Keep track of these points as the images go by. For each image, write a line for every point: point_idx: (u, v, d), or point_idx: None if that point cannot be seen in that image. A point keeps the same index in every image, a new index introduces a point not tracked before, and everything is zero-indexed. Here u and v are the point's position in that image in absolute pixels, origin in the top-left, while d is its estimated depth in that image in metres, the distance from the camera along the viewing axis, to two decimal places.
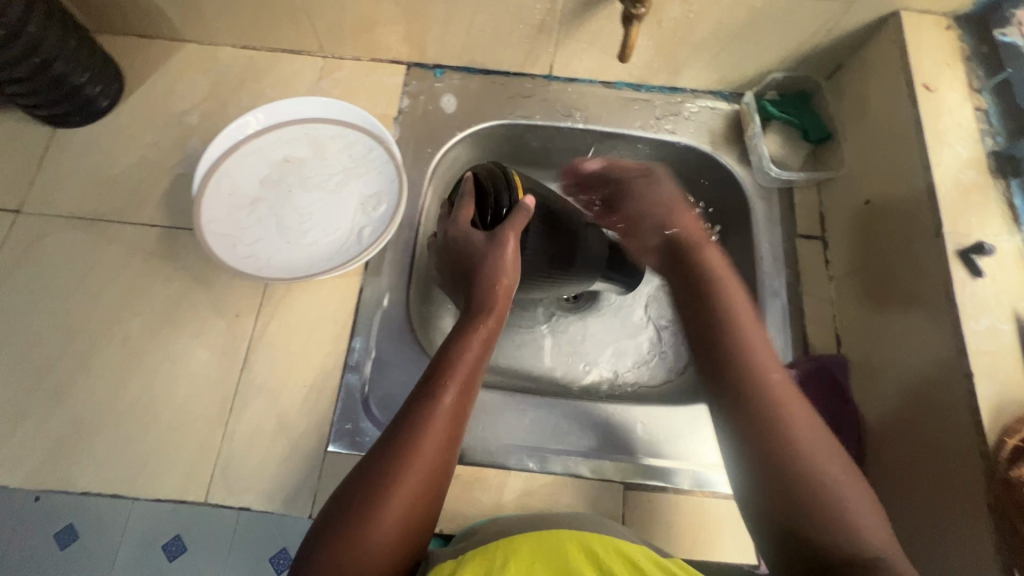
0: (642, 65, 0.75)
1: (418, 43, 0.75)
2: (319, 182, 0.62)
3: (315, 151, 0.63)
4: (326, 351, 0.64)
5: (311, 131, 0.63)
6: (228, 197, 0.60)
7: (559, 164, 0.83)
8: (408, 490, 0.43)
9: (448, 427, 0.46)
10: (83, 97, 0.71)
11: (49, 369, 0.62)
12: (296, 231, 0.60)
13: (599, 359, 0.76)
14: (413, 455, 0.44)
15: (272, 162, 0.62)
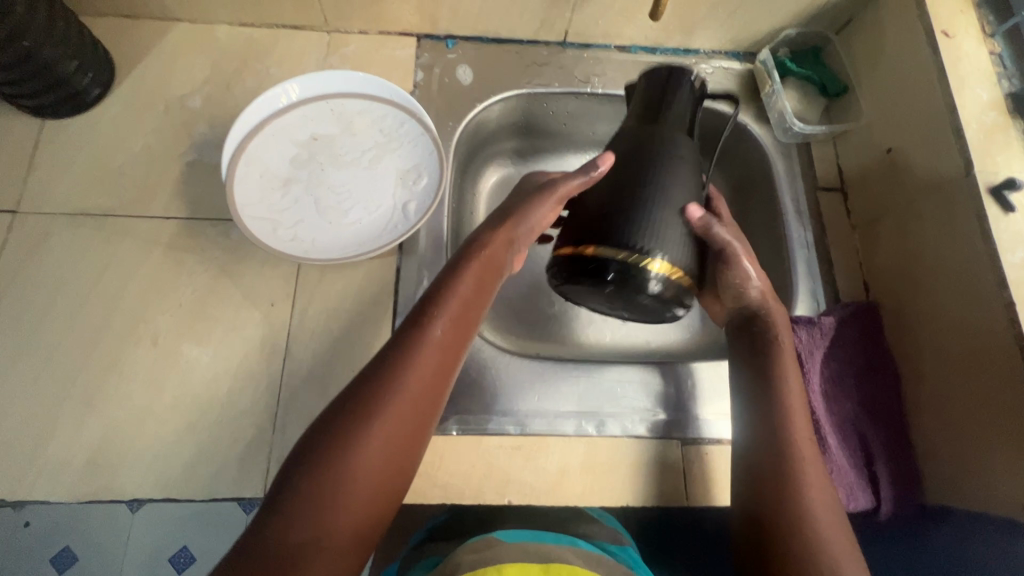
0: (659, 26, 0.75)
1: (431, 12, 0.73)
2: (352, 159, 0.60)
3: (345, 126, 0.61)
4: (370, 334, 0.62)
5: (339, 105, 0.61)
6: (260, 178, 0.57)
7: (578, 133, 0.83)
8: (396, 407, 0.46)
9: (432, 366, 0.49)
10: (75, 85, 0.66)
11: (75, 376, 0.58)
12: (336, 212, 0.58)
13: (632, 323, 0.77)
14: (402, 381, 0.47)
15: (300, 141, 0.59)
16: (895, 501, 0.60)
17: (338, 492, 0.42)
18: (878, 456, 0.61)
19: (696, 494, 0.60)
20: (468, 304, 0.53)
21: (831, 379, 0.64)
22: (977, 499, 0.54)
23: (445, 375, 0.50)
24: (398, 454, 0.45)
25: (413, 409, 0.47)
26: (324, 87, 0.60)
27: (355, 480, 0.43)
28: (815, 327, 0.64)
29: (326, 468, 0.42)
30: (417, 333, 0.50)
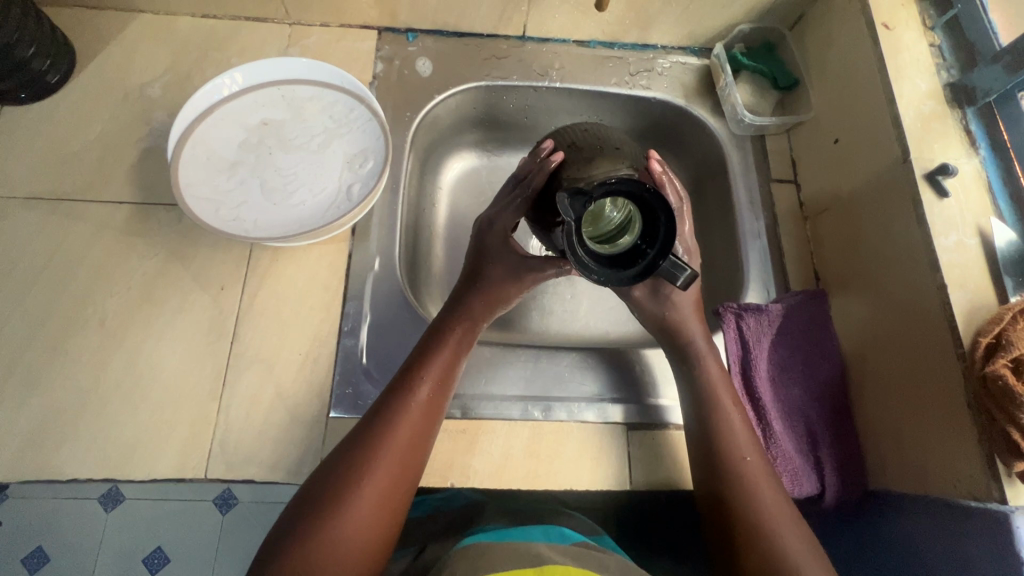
0: (615, 21, 0.76)
1: (389, 5, 0.74)
2: (300, 143, 0.60)
3: (294, 112, 0.61)
4: (319, 318, 0.63)
5: (289, 91, 0.62)
6: (205, 160, 0.58)
7: (536, 128, 0.84)
8: (376, 472, 0.48)
9: (412, 428, 0.51)
10: (32, 71, 0.66)
11: (20, 357, 0.58)
12: (281, 194, 0.58)
13: (590, 314, 0.77)
14: (382, 447, 0.49)
15: (249, 125, 0.60)
16: (839, 487, 0.60)
17: (317, 556, 0.43)
18: (823, 441, 0.61)
19: (640, 478, 0.60)
20: (450, 367, 0.55)
21: (779, 365, 0.65)
22: (915, 481, 0.54)
23: (423, 437, 0.51)
24: (375, 515, 0.46)
25: (394, 469, 0.48)
26: (275, 73, 0.61)
27: (336, 543, 0.44)
28: (762, 314, 0.65)
29: (305, 534, 0.44)
30: (402, 393, 0.52)
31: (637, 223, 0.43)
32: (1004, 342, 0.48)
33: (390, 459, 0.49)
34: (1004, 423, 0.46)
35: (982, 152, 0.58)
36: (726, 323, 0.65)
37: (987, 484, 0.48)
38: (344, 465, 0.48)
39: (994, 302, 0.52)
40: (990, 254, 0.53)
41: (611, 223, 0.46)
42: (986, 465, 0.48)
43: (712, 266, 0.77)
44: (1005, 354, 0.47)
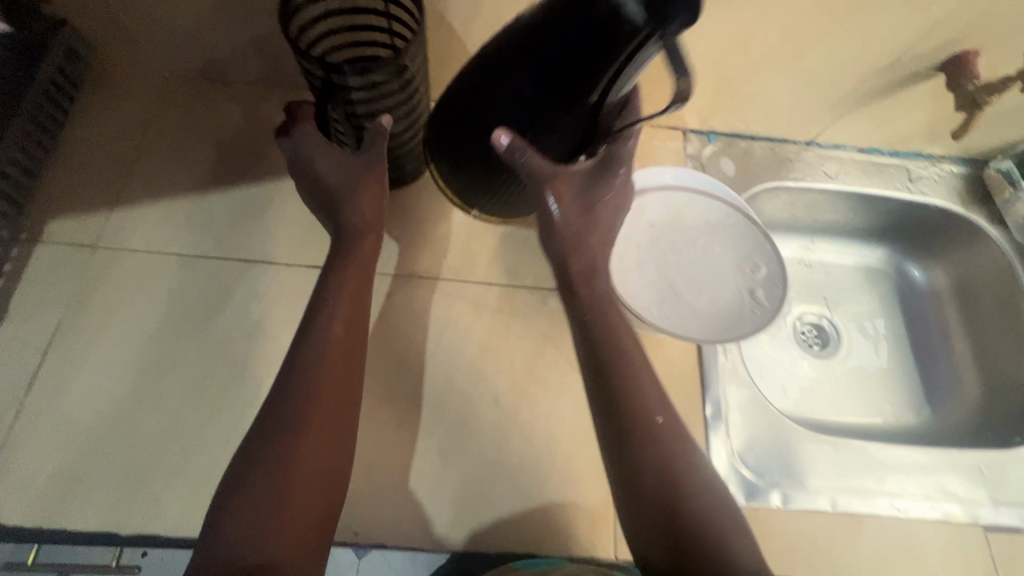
0: (906, 135, 0.84)
1: (707, 113, 0.82)
2: (688, 246, 0.67)
3: (676, 217, 0.68)
4: (684, 404, 0.67)
5: (669, 198, 0.68)
6: (619, 260, 0.65)
7: (803, 222, 0.92)
8: (308, 431, 0.49)
9: (315, 375, 0.52)
10: (411, 159, 0.72)
11: (431, 429, 0.64)
12: (690, 294, 0.63)
13: (864, 408, 0.86)
14: (308, 401, 0.50)
15: (642, 230, 0.67)
16: None
17: (275, 509, 0.46)
18: None
19: None
20: (347, 351, 0.54)
21: None
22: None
23: (348, 387, 0.53)
24: (319, 468, 0.49)
25: (298, 428, 0.49)
26: (659, 181, 0.68)
27: (293, 500, 0.46)
28: None
29: (234, 490, 0.46)
30: (314, 368, 0.52)
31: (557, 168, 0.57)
32: None
33: (320, 445, 0.49)
34: None
35: None
36: None
37: None
38: (277, 418, 0.50)
39: None
40: None
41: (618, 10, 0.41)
42: None
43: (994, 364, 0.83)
44: None
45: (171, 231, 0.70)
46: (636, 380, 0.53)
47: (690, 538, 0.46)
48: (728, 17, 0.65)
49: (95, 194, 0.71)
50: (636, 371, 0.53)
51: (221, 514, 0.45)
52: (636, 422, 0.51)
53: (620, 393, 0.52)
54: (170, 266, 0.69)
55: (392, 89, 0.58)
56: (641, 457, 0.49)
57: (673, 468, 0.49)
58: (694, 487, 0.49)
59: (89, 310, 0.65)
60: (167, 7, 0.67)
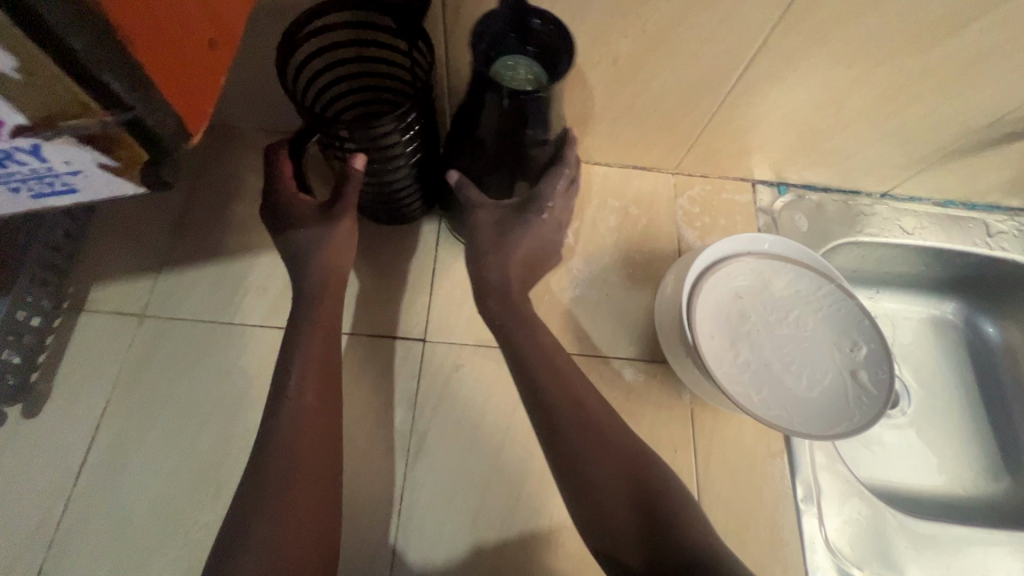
0: (986, 189, 0.80)
1: (781, 166, 0.78)
2: (781, 320, 0.63)
3: (765, 287, 0.64)
4: (773, 487, 0.63)
5: (757, 267, 0.64)
6: (710, 339, 0.61)
7: (872, 275, 0.88)
8: (295, 490, 0.45)
9: (301, 432, 0.47)
10: (402, 207, 0.66)
11: (510, 519, 0.60)
12: (785, 375, 0.60)
13: (943, 472, 0.82)
14: (286, 463, 0.45)
15: (730, 301, 0.63)
16: None
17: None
18: None
19: None
20: (327, 415, 0.49)
21: None
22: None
23: (332, 440, 0.49)
24: (308, 533, 0.44)
25: (282, 488, 0.44)
26: (748, 249, 0.65)
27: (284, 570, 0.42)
28: None
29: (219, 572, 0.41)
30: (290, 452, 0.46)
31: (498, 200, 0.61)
32: None
33: (309, 511, 0.45)
34: None
35: None
36: None
37: None
38: (263, 479, 0.45)
39: None
40: None
41: (536, 82, 0.52)
42: None
43: None
44: None
45: (221, 298, 0.66)
46: (572, 386, 0.53)
47: (673, 524, 0.47)
48: (825, 77, 0.62)
49: (142, 256, 0.67)
50: (568, 380, 0.53)
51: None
52: (589, 426, 0.51)
53: (560, 407, 0.52)
54: (223, 337, 0.64)
55: (392, 143, 0.54)
56: (600, 466, 0.50)
57: (635, 470, 0.50)
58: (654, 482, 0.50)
59: (140, 390, 0.61)
60: (230, 78, 0.64)
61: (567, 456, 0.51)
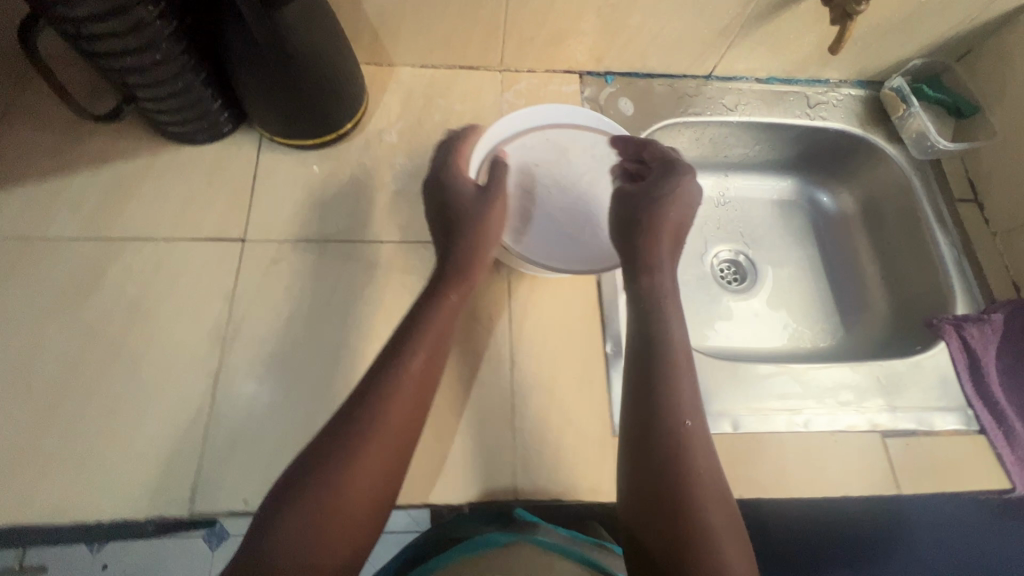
0: (799, 60, 0.83)
1: (599, 53, 0.80)
2: (572, 181, 0.77)
3: (560, 154, 0.75)
4: (585, 342, 0.67)
5: (552, 135, 0.74)
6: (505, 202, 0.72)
7: (710, 159, 0.92)
8: (386, 423, 0.52)
9: (414, 382, 0.54)
10: (206, 112, 0.68)
11: (323, 391, 0.62)
12: (576, 226, 0.76)
13: (783, 333, 0.87)
14: (385, 411, 0.52)
15: (529, 171, 0.75)
16: None
17: (339, 508, 0.48)
18: None
19: (903, 481, 0.64)
20: (429, 362, 0.56)
21: (1006, 370, 0.70)
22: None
23: (425, 392, 0.55)
24: (386, 464, 0.51)
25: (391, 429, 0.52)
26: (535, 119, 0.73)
27: (347, 504, 0.48)
28: (984, 323, 0.71)
29: (311, 487, 0.48)
30: (386, 403, 0.52)
31: (266, 70, 0.61)
32: None
33: (386, 438, 0.51)
34: None
35: None
36: (948, 335, 0.71)
37: None
38: (357, 414, 0.52)
39: None
40: None
41: None
42: None
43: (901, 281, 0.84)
44: None
45: (35, 214, 0.67)
46: (673, 363, 0.56)
47: (700, 540, 0.49)
48: None
49: None
50: (675, 355, 0.56)
51: (267, 527, 0.47)
52: (667, 416, 0.53)
53: (665, 433, 0.52)
54: (33, 251, 0.65)
55: (149, 21, 0.54)
56: (689, 540, 0.49)
57: (713, 557, 0.48)
58: (728, 544, 0.49)
59: None
60: None
61: (643, 427, 0.54)
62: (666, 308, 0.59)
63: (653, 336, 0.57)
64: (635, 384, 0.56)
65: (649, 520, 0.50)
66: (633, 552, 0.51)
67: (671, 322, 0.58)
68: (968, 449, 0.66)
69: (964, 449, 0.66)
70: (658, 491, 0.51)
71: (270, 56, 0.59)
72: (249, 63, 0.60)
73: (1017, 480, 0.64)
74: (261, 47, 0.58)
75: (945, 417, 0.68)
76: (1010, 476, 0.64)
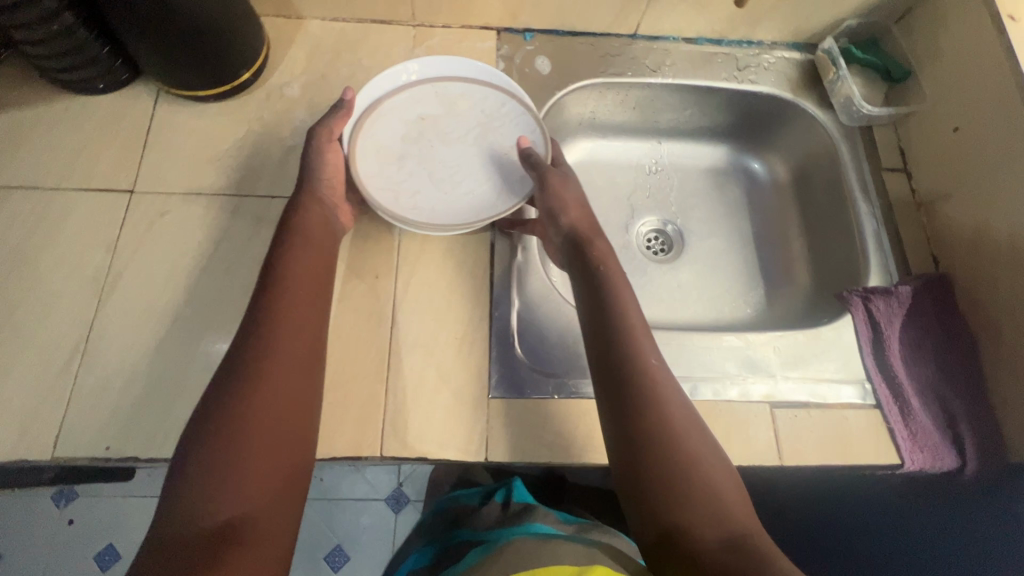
0: (727, 18, 0.79)
1: (513, 7, 0.77)
2: (456, 136, 0.71)
3: (447, 107, 0.71)
4: (471, 304, 0.66)
5: (441, 88, 0.71)
6: (379, 153, 0.68)
7: (639, 122, 0.89)
8: (273, 382, 0.49)
9: (293, 331, 0.52)
10: (101, 60, 0.67)
11: (197, 344, 0.62)
12: (449, 185, 0.70)
13: (704, 302, 0.84)
14: (268, 364, 0.49)
15: (409, 121, 0.70)
16: (979, 459, 0.62)
17: (241, 470, 0.45)
18: (960, 417, 0.64)
19: (787, 453, 0.62)
20: (305, 313, 0.54)
21: (913, 344, 0.67)
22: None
23: (308, 344, 0.53)
24: (286, 418, 0.48)
25: (278, 384, 0.49)
26: (427, 72, 0.72)
27: (256, 467, 0.45)
28: (892, 296, 0.68)
29: (208, 457, 0.45)
30: (268, 350, 0.50)
31: (155, 28, 0.60)
32: None
33: (276, 393, 0.49)
34: None
35: None
36: (854, 306, 0.69)
37: None
38: (239, 379, 0.48)
39: None
40: None
41: None
42: None
43: (824, 253, 0.81)
44: None
45: None
46: (633, 330, 0.55)
47: (702, 493, 0.48)
48: None
49: None
50: (634, 322, 0.56)
51: (181, 490, 0.44)
52: (642, 380, 0.52)
53: (634, 370, 0.53)
54: None
55: None
56: (684, 497, 0.48)
57: (717, 508, 0.48)
58: (717, 472, 0.50)
59: None
60: None
61: (611, 394, 0.53)
62: (617, 278, 0.59)
63: (598, 286, 0.58)
64: (597, 353, 0.55)
65: (639, 484, 0.49)
66: (628, 508, 0.50)
67: (626, 291, 0.58)
68: (861, 423, 0.64)
69: (856, 423, 0.64)
70: (646, 452, 0.50)
71: (156, 13, 0.58)
72: (137, 21, 0.59)
73: (907, 456, 0.62)
74: (145, 4, 0.57)
75: (840, 390, 0.66)
76: (900, 451, 0.62)
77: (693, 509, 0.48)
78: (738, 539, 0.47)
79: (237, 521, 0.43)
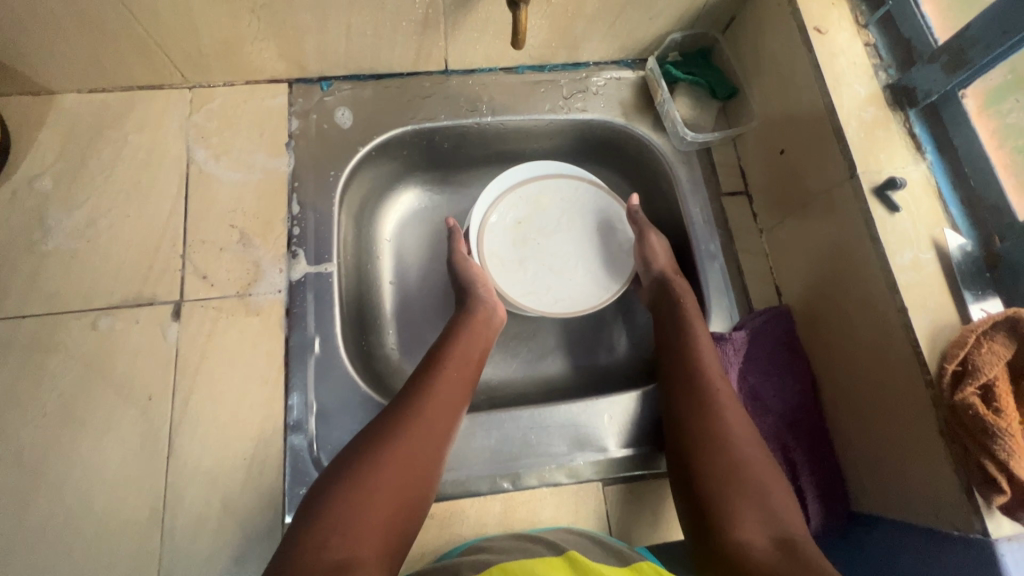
0: (540, 46, 0.71)
1: (295, 58, 0.68)
2: (552, 229, 0.76)
3: (535, 206, 0.76)
4: (261, 415, 0.59)
5: (524, 191, 0.76)
6: (504, 266, 0.73)
7: (471, 160, 0.80)
8: (421, 428, 0.51)
9: (444, 391, 0.55)
10: None
11: None
12: (566, 270, 0.75)
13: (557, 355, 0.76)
14: (420, 415, 0.51)
15: (510, 228, 0.75)
16: (822, 513, 0.59)
17: (364, 509, 0.45)
18: (802, 469, 0.59)
19: (618, 530, 0.60)
20: (462, 378, 0.57)
21: (751, 393, 0.62)
22: (912, 506, 0.52)
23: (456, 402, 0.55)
24: (415, 467, 0.49)
25: (420, 436, 0.50)
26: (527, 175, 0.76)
27: (372, 508, 0.45)
28: (725, 344, 0.63)
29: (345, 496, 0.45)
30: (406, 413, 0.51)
31: None
32: (970, 369, 0.46)
33: (404, 441, 0.49)
34: (978, 455, 0.45)
35: (928, 156, 0.56)
36: None
37: (967, 514, 0.46)
38: (375, 429, 0.50)
39: (956, 319, 0.50)
40: (946, 269, 0.51)
41: None
42: (966, 497, 0.46)
43: None
44: (972, 382, 0.46)
45: None
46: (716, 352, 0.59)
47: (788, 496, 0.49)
48: None
49: None
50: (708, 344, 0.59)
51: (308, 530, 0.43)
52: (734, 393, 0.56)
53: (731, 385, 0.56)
54: None
55: None
56: (744, 497, 0.48)
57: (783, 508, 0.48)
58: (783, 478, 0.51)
59: None
60: None
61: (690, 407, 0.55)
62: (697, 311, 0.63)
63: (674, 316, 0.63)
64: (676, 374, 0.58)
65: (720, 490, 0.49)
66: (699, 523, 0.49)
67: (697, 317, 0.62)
68: None
69: None
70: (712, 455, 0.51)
71: None
72: None
73: None
74: None
75: None
76: None
77: (740, 501, 0.48)
78: (790, 534, 0.45)
79: (350, 560, 0.42)
